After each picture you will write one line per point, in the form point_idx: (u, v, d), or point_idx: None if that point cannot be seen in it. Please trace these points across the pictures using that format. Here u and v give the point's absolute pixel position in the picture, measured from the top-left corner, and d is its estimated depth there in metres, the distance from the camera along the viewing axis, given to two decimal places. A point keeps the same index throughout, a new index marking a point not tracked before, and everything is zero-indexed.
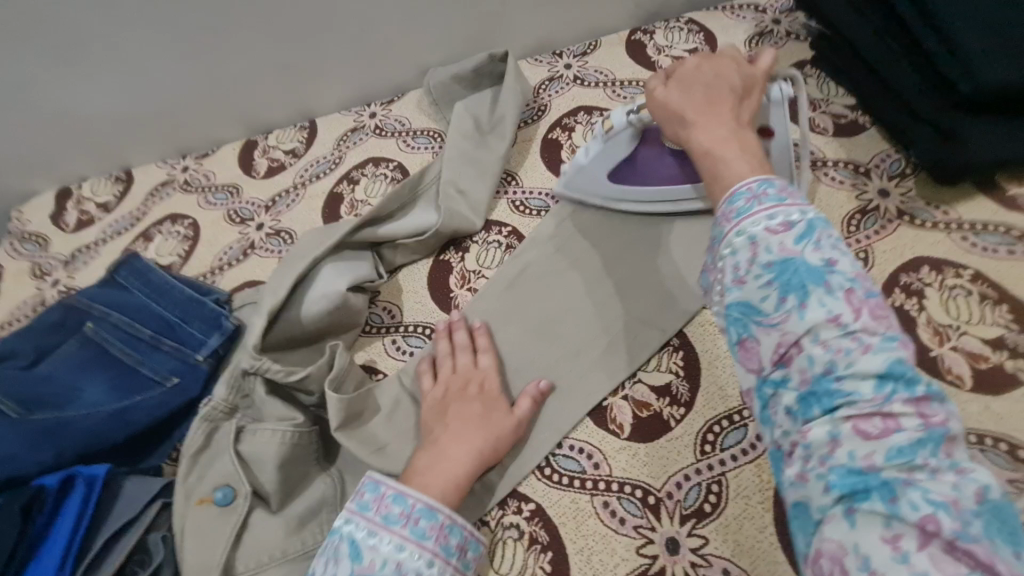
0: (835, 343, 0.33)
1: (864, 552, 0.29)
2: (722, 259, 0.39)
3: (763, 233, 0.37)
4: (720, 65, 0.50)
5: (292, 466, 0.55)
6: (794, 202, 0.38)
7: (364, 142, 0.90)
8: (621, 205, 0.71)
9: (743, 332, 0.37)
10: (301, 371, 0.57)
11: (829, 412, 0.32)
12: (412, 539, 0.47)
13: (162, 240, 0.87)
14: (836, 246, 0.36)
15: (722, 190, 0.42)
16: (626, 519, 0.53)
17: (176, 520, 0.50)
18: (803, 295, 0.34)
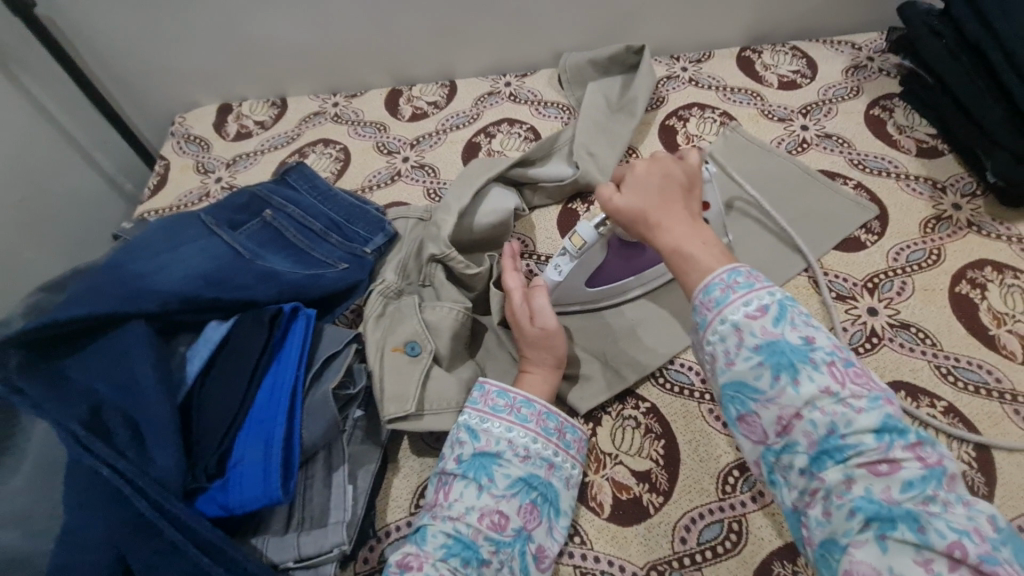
0: (830, 408, 0.46)
1: (899, 572, 0.41)
2: (712, 344, 0.51)
3: (745, 321, 0.50)
4: (659, 167, 0.63)
5: (459, 340, 0.67)
6: (760, 285, 0.51)
7: (499, 105, 1.03)
8: (589, 302, 0.73)
9: (745, 408, 0.49)
10: (474, 266, 0.69)
11: (840, 461, 0.45)
12: (517, 423, 0.59)
13: (315, 159, 0.99)
14: (805, 323, 0.50)
15: (698, 284, 0.53)
16: (728, 423, 0.65)
17: (377, 359, 0.61)
18: (794, 372, 0.47)
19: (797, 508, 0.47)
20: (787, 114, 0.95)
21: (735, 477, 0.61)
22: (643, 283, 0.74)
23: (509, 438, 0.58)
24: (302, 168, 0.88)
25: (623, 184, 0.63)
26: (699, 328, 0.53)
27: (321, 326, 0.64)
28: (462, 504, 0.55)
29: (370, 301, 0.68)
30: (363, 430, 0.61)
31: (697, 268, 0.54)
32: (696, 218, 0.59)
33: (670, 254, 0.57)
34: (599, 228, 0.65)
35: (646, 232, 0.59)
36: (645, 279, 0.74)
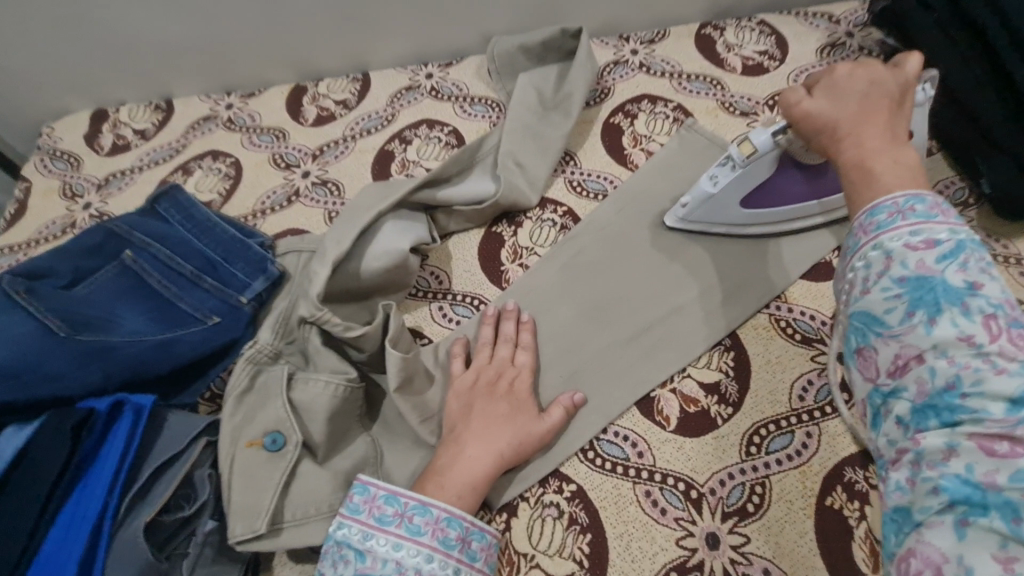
0: (964, 360, 0.33)
1: (968, 564, 0.30)
2: (853, 269, 0.39)
3: (901, 248, 0.37)
4: (864, 69, 0.47)
5: (339, 421, 0.55)
6: (944, 219, 0.37)
7: (418, 102, 0.88)
8: (744, 229, 0.67)
9: (862, 341, 0.38)
10: (358, 328, 0.56)
11: (951, 425, 0.33)
12: (407, 536, 0.47)
13: (202, 176, 0.84)
14: (982, 270, 0.35)
15: (858, 201, 0.41)
16: (667, 510, 0.54)
17: (225, 460, 0.49)
18: (934, 312, 0.34)
19: (883, 468, 0.37)
20: (751, 107, 0.81)
21: None
22: (831, 213, 0.67)
23: (397, 558, 0.47)
24: (173, 192, 0.73)
25: (815, 86, 0.48)
26: (846, 250, 0.41)
27: (166, 413, 0.51)
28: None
29: (231, 373, 0.56)
30: (215, 547, 0.49)
31: (872, 188, 0.40)
32: (901, 137, 0.44)
33: (845, 174, 0.43)
34: (780, 137, 0.58)
35: (828, 145, 0.45)
36: (828, 207, 0.66)
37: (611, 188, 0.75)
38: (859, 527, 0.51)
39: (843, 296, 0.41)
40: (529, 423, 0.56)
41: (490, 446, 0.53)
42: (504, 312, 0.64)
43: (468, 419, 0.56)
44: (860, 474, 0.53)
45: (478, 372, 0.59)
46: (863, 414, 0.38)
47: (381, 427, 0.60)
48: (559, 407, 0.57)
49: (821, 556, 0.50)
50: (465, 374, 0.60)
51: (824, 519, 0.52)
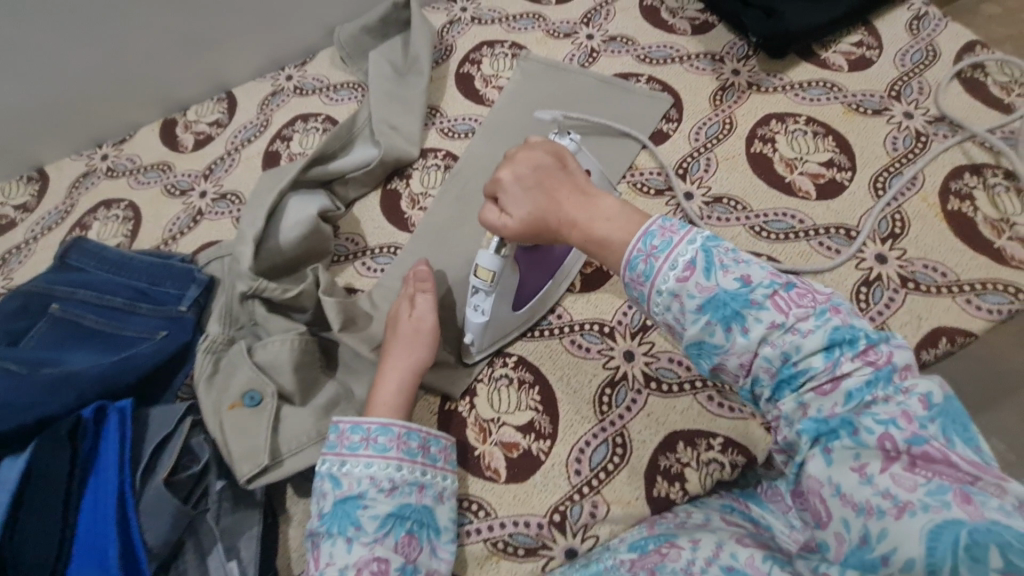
0: (779, 339, 0.44)
1: (836, 481, 0.41)
2: (660, 314, 0.48)
3: (677, 284, 0.47)
4: (517, 161, 0.57)
5: (304, 369, 0.63)
6: (678, 237, 0.48)
7: (287, 103, 0.94)
8: (519, 329, 0.68)
9: (710, 363, 0.48)
10: (293, 288, 0.64)
11: (797, 389, 0.44)
12: (376, 455, 0.56)
13: (102, 227, 0.87)
14: (735, 262, 0.47)
15: (620, 261, 0.50)
16: (590, 348, 0.67)
17: (214, 423, 0.57)
18: (740, 321, 0.45)
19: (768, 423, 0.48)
20: (571, 28, 0.94)
21: (609, 395, 0.64)
22: (570, 267, 0.70)
23: (370, 474, 0.55)
24: (80, 243, 0.76)
25: (498, 196, 0.57)
26: (638, 302, 0.50)
27: (147, 412, 0.57)
28: (334, 565, 0.51)
29: (197, 362, 0.62)
30: (231, 500, 0.57)
31: (612, 250, 0.51)
32: (588, 190, 0.55)
33: (585, 245, 0.53)
34: (496, 255, 0.58)
35: (556, 236, 0.55)
36: (562, 275, 0.69)
37: (477, 125, 0.87)
38: None
39: (666, 331, 0.50)
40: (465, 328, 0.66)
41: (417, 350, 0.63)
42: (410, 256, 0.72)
43: (398, 333, 0.64)
44: None
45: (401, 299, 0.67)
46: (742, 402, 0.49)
47: (343, 370, 0.68)
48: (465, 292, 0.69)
49: None
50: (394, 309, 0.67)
51: None
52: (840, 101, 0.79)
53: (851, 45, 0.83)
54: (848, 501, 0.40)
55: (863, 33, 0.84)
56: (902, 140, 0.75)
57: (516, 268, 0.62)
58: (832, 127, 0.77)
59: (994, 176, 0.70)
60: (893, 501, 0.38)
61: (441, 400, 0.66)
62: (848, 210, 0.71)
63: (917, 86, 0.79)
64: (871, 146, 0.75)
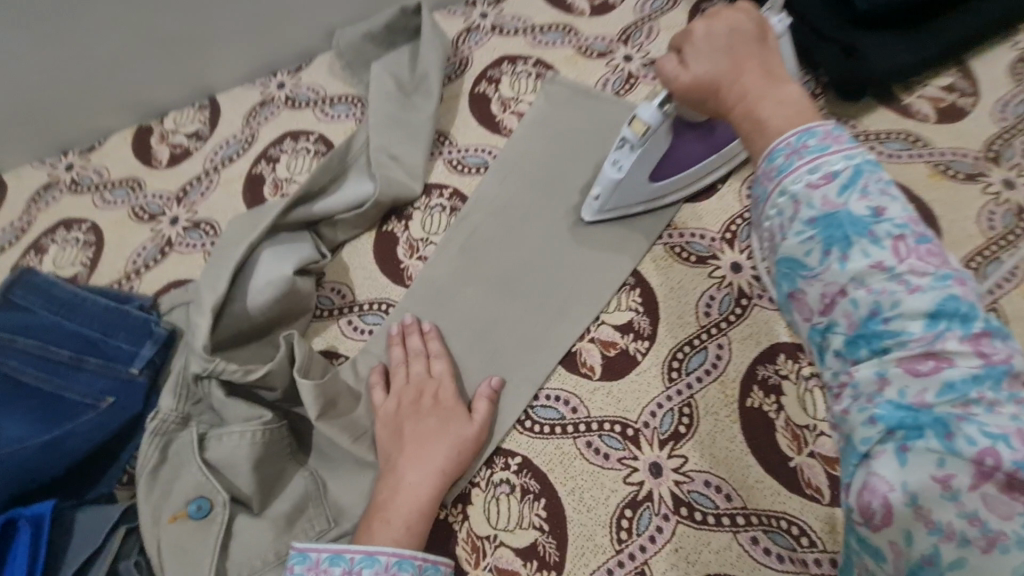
0: (880, 285, 0.30)
1: (911, 488, 0.28)
2: (767, 220, 0.35)
3: (804, 189, 0.33)
4: (720, 18, 0.44)
5: (267, 466, 0.53)
6: (838, 147, 0.34)
7: (275, 116, 0.83)
8: (682, 190, 0.66)
9: (790, 288, 0.34)
10: (259, 368, 0.54)
11: (881, 353, 0.30)
12: None
13: (59, 251, 0.76)
14: (881, 191, 0.32)
15: (761, 149, 0.37)
16: (610, 454, 0.56)
17: (150, 541, 0.47)
18: (845, 247, 0.31)
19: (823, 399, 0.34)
20: (607, 45, 0.81)
21: (628, 519, 0.53)
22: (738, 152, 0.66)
23: None
24: (26, 273, 0.66)
25: (682, 50, 0.45)
26: (753, 201, 0.37)
27: (71, 516, 0.48)
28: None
29: (141, 449, 0.52)
30: None
31: (766, 133, 0.37)
32: (777, 73, 0.41)
33: (740, 123, 0.39)
34: (661, 111, 0.54)
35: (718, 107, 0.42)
36: (726, 156, 0.65)
37: (490, 159, 0.74)
38: (780, 417, 0.55)
39: (761, 216, 0.36)
40: (462, 427, 0.55)
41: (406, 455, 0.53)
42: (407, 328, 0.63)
43: (401, 442, 0.55)
44: (772, 369, 0.57)
45: (399, 395, 0.58)
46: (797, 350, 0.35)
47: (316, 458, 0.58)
48: (481, 400, 0.58)
49: (751, 453, 0.54)
50: (387, 402, 0.58)
51: (747, 418, 0.55)
52: (925, 160, 0.66)
53: (940, 91, 0.70)
54: (923, 519, 0.28)
55: (954, 77, 0.71)
56: (1000, 216, 0.62)
57: (666, 141, 0.58)
58: (915, 193, 0.65)
59: None
60: (981, 530, 0.27)
61: None
62: None
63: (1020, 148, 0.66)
64: (961, 221, 0.63)
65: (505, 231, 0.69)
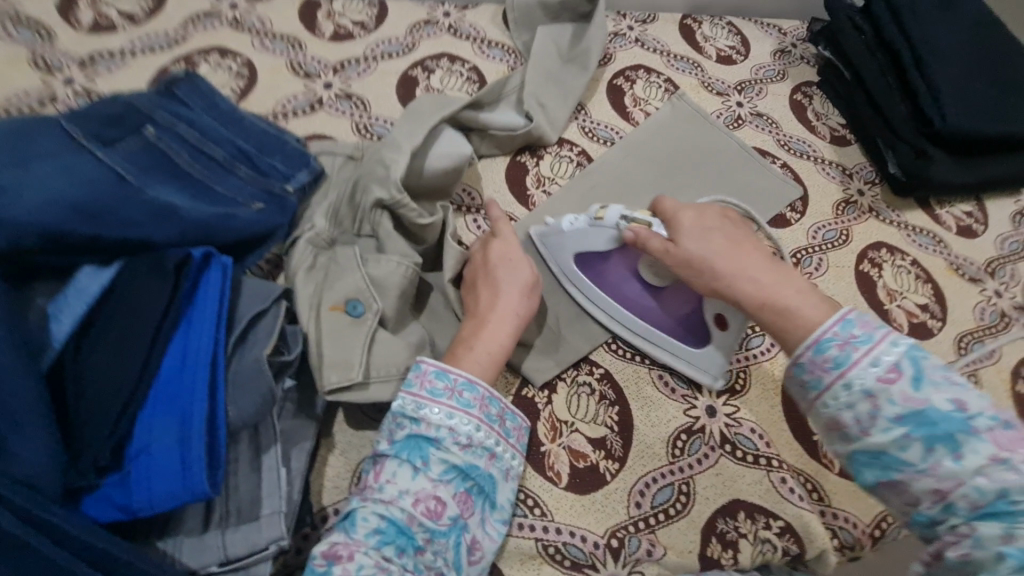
0: (994, 472, 0.40)
1: None
2: (833, 405, 0.47)
3: (875, 382, 0.45)
4: (707, 212, 0.61)
5: (406, 299, 0.59)
6: (885, 340, 0.47)
7: (437, 37, 0.90)
8: (608, 320, 0.68)
9: (885, 472, 0.44)
10: (427, 216, 0.61)
11: (1011, 525, 0.39)
12: (458, 408, 0.52)
13: (210, 72, 0.80)
14: (947, 382, 0.45)
15: (807, 338, 0.49)
16: (677, 389, 0.66)
17: (313, 318, 0.53)
18: (945, 439, 0.42)
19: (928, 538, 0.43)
20: (725, 89, 0.97)
21: (683, 441, 0.63)
22: (694, 364, 0.66)
23: (450, 425, 0.51)
24: (194, 78, 0.70)
25: (679, 234, 0.60)
26: (812, 386, 0.49)
27: (238, 278, 0.51)
28: (395, 486, 0.49)
29: (299, 249, 0.59)
30: (295, 403, 0.52)
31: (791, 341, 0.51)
32: (769, 261, 0.57)
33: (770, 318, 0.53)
34: (625, 222, 0.64)
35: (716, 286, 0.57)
36: (640, 330, 0.67)
37: (617, 137, 0.86)
38: None
39: (822, 401, 0.48)
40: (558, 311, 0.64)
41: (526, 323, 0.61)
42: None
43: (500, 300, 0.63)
44: None
45: None
46: (909, 523, 0.44)
47: (431, 315, 0.65)
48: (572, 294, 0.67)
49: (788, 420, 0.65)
50: None
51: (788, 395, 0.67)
52: (943, 257, 0.84)
53: (962, 212, 0.90)
54: None
55: (973, 206, 0.91)
56: (989, 313, 0.80)
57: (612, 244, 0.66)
58: (932, 276, 0.82)
59: None
60: None
61: (520, 383, 0.64)
62: (930, 356, 0.75)
63: (1010, 271, 0.85)
64: (962, 307, 0.80)
65: (622, 193, 0.81)
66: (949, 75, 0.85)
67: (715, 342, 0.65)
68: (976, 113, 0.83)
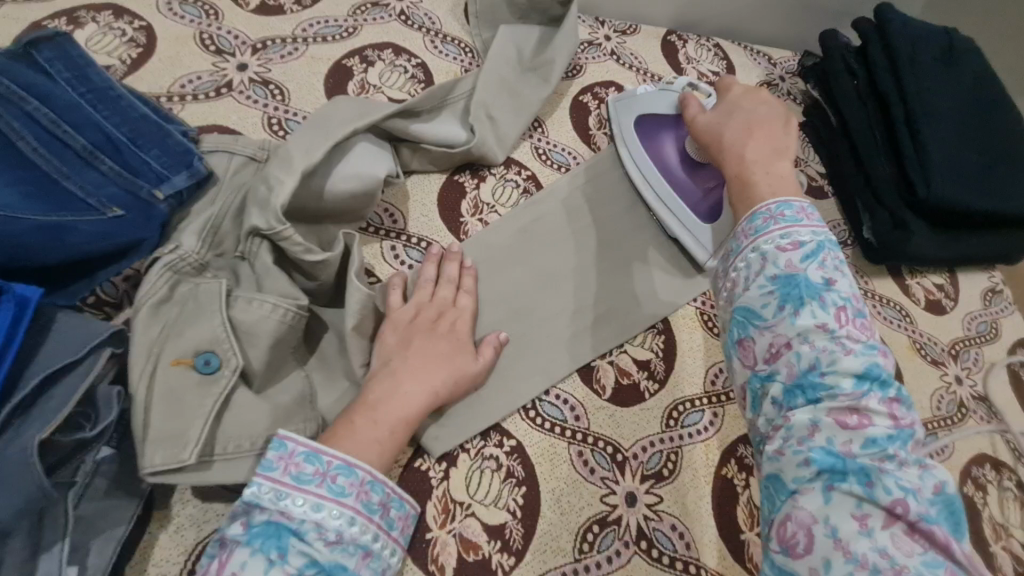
0: (821, 345, 0.43)
1: (833, 524, 0.38)
2: (737, 269, 0.49)
3: (773, 250, 0.47)
4: (757, 94, 0.61)
5: (281, 350, 0.49)
6: (806, 223, 0.49)
7: (383, 23, 0.78)
8: (639, 179, 0.72)
9: (743, 333, 0.47)
10: (320, 252, 0.51)
11: (813, 401, 0.42)
12: (329, 497, 0.43)
13: (97, 33, 0.67)
14: (834, 267, 0.46)
15: (747, 211, 0.51)
16: (595, 470, 0.58)
17: (145, 376, 0.42)
18: (799, 304, 0.44)
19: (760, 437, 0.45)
20: None
21: (594, 534, 0.55)
22: (697, 241, 0.69)
23: (317, 519, 0.42)
24: (61, 40, 0.57)
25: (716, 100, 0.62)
26: (728, 251, 0.51)
27: (50, 318, 0.41)
28: None
29: (146, 280, 0.47)
30: (111, 477, 0.42)
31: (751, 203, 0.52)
32: (779, 148, 0.56)
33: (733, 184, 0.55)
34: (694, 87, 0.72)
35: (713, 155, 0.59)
36: (671, 199, 0.71)
37: (573, 163, 0.76)
38: (745, 495, 0.60)
39: (725, 267, 0.50)
40: (466, 364, 0.55)
41: (425, 383, 0.52)
42: (447, 254, 0.62)
43: (401, 352, 0.53)
44: (749, 452, 0.62)
45: (416, 308, 0.57)
46: (741, 396, 0.47)
47: (318, 362, 0.55)
48: (486, 348, 0.58)
49: (714, 517, 0.58)
50: (401, 309, 0.57)
51: (717, 484, 0.60)
52: (906, 333, 0.78)
53: (932, 285, 0.84)
54: (840, 548, 0.37)
55: (944, 279, 0.85)
56: (946, 403, 0.74)
57: (675, 111, 0.72)
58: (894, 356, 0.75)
59: (1008, 478, 0.71)
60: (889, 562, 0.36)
61: (413, 452, 0.55)
62: None
63: (974, 355, 0.79)
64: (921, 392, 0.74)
65: (564, 228, 0.70)
66: (939, 138, 0.78)
67: (719, 223, 0.69)
68: (961, 183, 0.76)
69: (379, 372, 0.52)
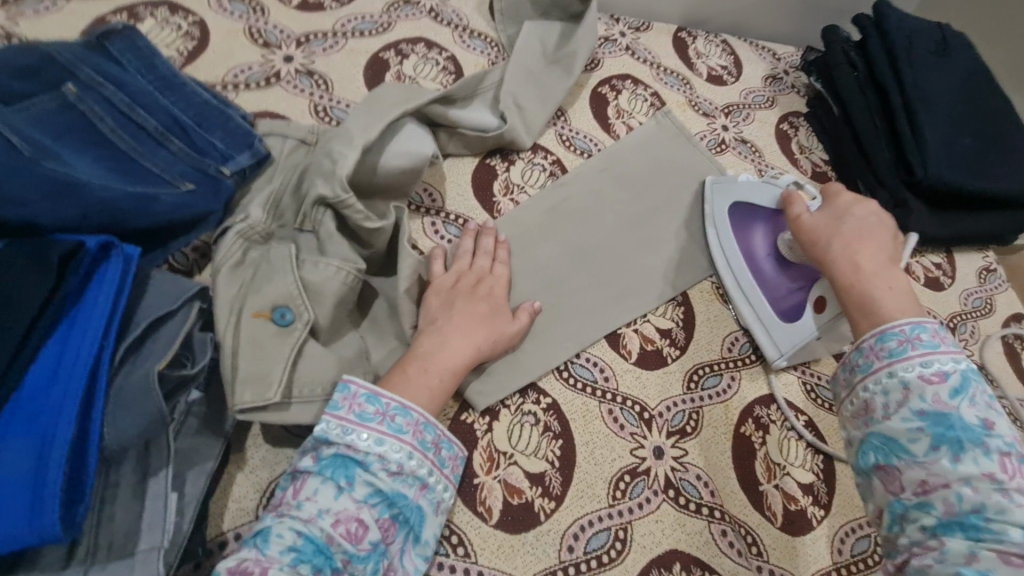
0: (985, 490, 0.45)
1: None
2: (869, 391, 0.53)
3: (917, 381, 0.51)
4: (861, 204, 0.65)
5: (343, 308, 0.54)
6: (915, 353, 0.52)
7: (415, 19, 0.83)
8: (722, 265, 0.73)
9: (884, 459, 0.50)
10: (376, 220, 0.56)
11: (973, 538, 0.44)
12: (389, 434, 0.48)
13: (154, 28, 0.72)
14: (987, 405, 0.50)
15: (874, 329, 0.55)
16: (625, 426, 0.63)
17: (231, 324, 0.47)
18: (959, 449, 0.47)
19: (897, 553, 0.48)
20: (711, 110, 0.93)
21: (626, 482, 0.60)
22: (771, 337, 0.69)
23: (379, 452, 0.47)
24: (130, 32, 0.62)
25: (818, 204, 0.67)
26: (857, 370, 0.55)
27: (146, 274, 0.45)
28: (315, 505, 0.44)
29: (222, 242, 0.52)
30: (199, 418, 0.47)
31: (876, 314, 0.56)
32: (885, 260, 0.60)
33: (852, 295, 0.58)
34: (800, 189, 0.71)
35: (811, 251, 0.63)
36: (751, 292, 0.71)
37: (595, 149, 0.81)
38: (762, 450, 0.64)
39: (855, 387, 0.54)
40: (505, 326, 0.60)
41: (471, 341, 0.57)
42: (484, 229, 0.67)
43: (447, 314, 0.58)
44: (765, 411, 0.67)
45: (459, 275, 0.62)
46: (881, 516, 0.50)
47: (371, 325, 0.59)
48: (524, 313, 0.63)
49: (735, 468, 0.63)
50: (445, 277, 0.62)
51: (737, 440, 0.65)
52: None
53: (931, 263, 0.89)
54: None
55: (942, 258, 0.90)
56: None
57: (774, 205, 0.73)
58: None
59: None
60: None
61: (459, 406, 0.60)
62: None
63: (971, 328, 0.84)
64: None
65: (589, 207, 0.75)
66: (936, 123, 0.83)
67: (802, 324, 0.67)
68: (957, 165, 0.82)
69: (429, 331, 0.56)
